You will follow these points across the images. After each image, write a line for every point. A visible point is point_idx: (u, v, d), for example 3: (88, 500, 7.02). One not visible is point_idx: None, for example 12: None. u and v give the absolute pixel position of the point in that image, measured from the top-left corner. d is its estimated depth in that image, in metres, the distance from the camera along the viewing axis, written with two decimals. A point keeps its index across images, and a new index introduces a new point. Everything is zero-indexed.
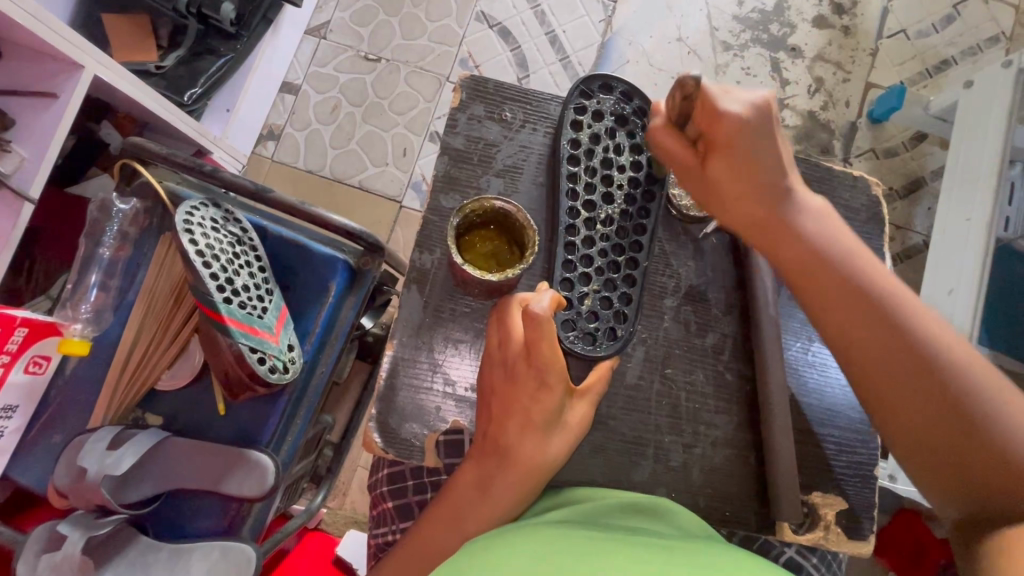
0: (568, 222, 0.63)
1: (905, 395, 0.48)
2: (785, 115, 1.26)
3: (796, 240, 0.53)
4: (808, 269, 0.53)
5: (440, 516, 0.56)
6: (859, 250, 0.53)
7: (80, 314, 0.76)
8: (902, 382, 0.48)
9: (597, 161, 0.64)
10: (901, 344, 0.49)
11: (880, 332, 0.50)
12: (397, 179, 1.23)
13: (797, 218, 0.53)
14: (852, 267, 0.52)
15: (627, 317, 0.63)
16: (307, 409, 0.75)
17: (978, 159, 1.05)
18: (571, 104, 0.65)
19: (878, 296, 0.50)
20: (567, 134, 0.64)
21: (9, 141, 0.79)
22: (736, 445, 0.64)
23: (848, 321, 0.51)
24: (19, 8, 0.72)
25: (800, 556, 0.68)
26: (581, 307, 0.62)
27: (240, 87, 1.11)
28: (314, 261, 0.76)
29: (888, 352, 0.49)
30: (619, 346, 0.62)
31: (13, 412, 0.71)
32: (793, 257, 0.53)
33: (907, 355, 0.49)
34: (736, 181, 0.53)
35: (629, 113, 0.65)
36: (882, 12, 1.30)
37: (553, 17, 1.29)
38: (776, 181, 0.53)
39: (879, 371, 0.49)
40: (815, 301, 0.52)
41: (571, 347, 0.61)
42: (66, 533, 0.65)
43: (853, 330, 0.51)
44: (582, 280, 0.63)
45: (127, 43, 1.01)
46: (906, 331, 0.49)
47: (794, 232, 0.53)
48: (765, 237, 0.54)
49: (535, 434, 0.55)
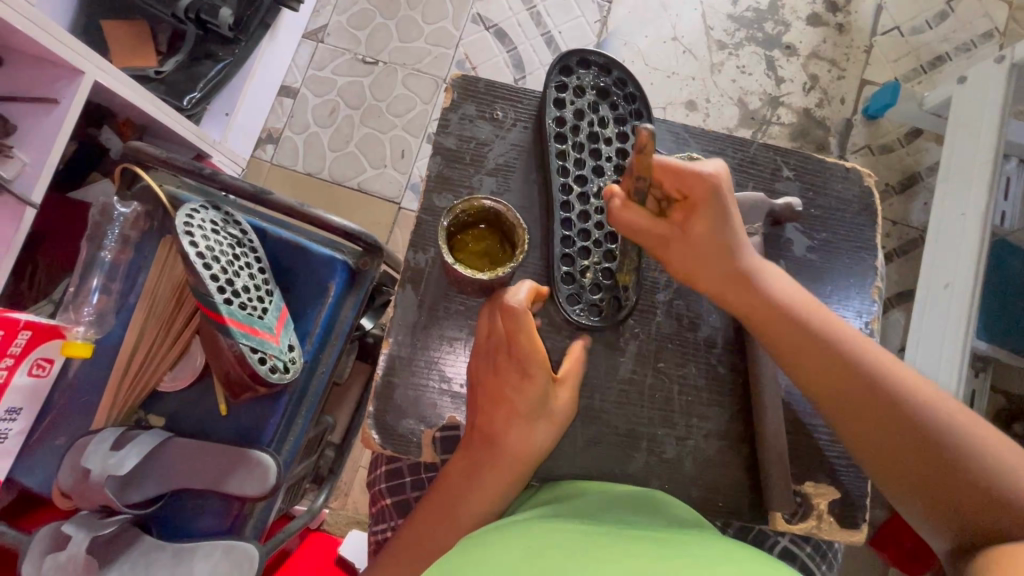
0: (561, 199, 0.64)
1: (880, 432, 0.52)
2: (780, 113, 1.27)
3: (758, 295, 0.56)
4: (771, 322, 0.56)
5: (434, 509, 0.57)
6: (813, 304, 0.56)
7: (82, 317, 0.78)
8: (867, 417, 0.52)
9: (584, 135, 0.65)
10: (868, 388, 0.53)
11: (851, 386, 0.53)
12: (395, 180, 1.24)
13: (764, 280, 0.56)
14: (820, 324, 0.55)
15: (627, 286, 0.65)
16: (308, 408, 0.75)
17: (971, 153, 1.05)
18: (551, 82, 0.65)
19: (829, 340, 0.54)
20: (551, 113, 0.65)
21: (12, 147, 0.80)
22: (729, 437, 0.64)
23: (816, 368, 0.54)
24: (20, 14, 0.73)
25: (794, 544, 0.68)
26: (583, 280, 0.64)
27: (238, 90, 1.12)
28: (312, 261, 0.77)
29: (856, 393, 0.53)
30: (623, 316, 0.64)
31: (17, 414, 0.72)
32: (767, 328, 0.56)
33: (884, 403, 0.52)
34: (714, 246, 0.56)
35: (609, 85, 0.66)
36: (876, 9, 1.31)
37: (550, 18, 1.29)
38: (738, 244, 0.56)
39: (850, 405, 0.53)
40: (783, 348, 0.56)
41: (580, 320, 0.64)
42: (71, 533, 0.66)
43: (826, 377, 0.54)
44: (582, 254, 0.64)
45: (128, 49, 1.02)
46: (864, 371, 0.53)
47: (757, 290, 0.56)
48: (734, 300, 0.57)
49: (521, 423, 0.56)
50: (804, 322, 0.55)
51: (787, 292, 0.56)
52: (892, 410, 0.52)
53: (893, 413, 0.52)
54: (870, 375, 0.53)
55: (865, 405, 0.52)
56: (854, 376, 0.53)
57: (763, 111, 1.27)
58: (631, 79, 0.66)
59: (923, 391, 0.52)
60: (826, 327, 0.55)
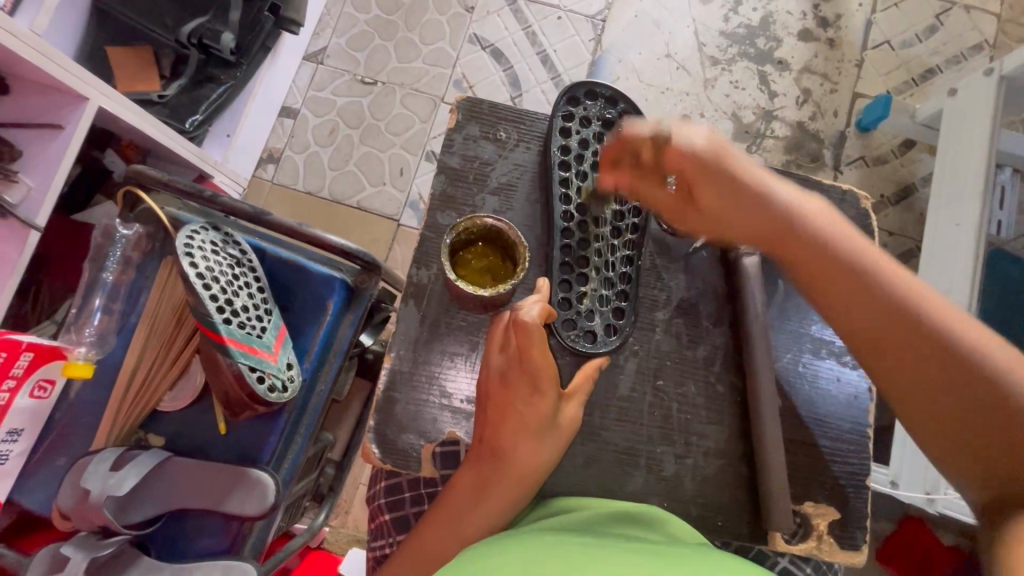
0: (562, 226, 0.65)
1: (922, 372, 0.49)
2: (774, 126, 1.29)
3: (800, 242, 0.54)
4: (819, 274, 0.53)
5: (439, 520, 0.57)
6: (858, 241, 0.54)
7: (84, 337, 0.78)
8: (907, 356, 0.50)
9: (587, 165, 0.66)
10: (912, 331, 0.50)
11: (890, 320, 0.50)
12: (394, 198, 1.26)
13: (805, 217, 0.54)
14: (864, 261, 0.52)
15: (625, 312, 0.65)
16: (306, 427, 0.76)
17: (963, 164, 1.07)
18: (560, 112, 0.67)
19: (870, 275, 0.52)
20: (557, 142, 0.66)
21: (17, 172, 0.82)
22: (727, 454, 0.64)
23: (855, 308, 0.52)
24: (25, 43, 0.75)
25: (794, 566, 0.68)
26: (580, 306, 0.65)
27: (239, 113, 1.15)
28: (311, 281, 0.78)
29: (892, 342, 0.50)
30: (618, 342, 0.65)
31: (18, 435, 0.72)
32: (813, 274, 0.54)
33: (947, 362, 0.48)
34: (730, 207, 0.55)
35: (615, 117, 0.68)
36: (867, 24, 1.33)
37: (545, 38, 1.32)
38: (768, 198, 0.54)
39: (887, 348, 0.51)
40: (821, 292, 0.54)
41: (574, 345, 0.64)
42: (69, 554, 0.66)
43: (864, 319, 0.52)
44: (580, 280, 0.65)
45: (129, 73, 1.05)
46: (913, 314, 0.50)
47: (802, 236, 0.54)
48: (784, 250, 0.55)
49: (530, 439, 0.57)
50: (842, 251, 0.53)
51: (834, 231, 0.54)
52: (932, 348, 0.49)
53: (945, 363, 0.48)
54: (918, 313, 0.50)
55: (907, 353, 0.50)
56: (895, 315, 0.50)
57: (758, 124, 1.29)
58: (637, 113, 0.68)
59: (989, 347, 0.48)
60: (874, 266, 0.52)
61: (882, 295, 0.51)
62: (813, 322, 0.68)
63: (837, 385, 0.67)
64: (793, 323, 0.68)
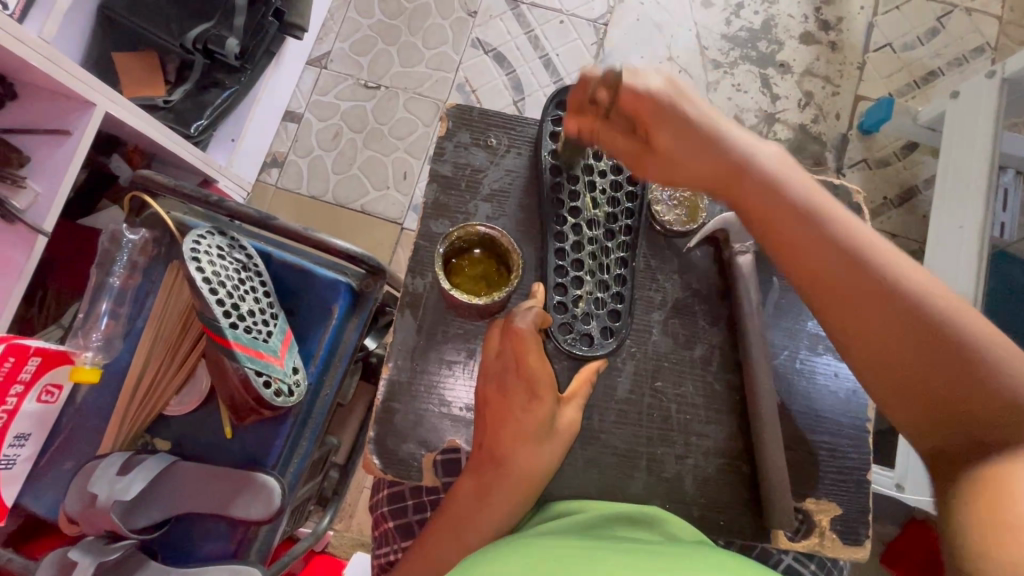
0: (555, 230, 0.66)
1: (867, 313, 0.47)
2: (776, 129, 1.29)
3: (750, 183, 0.52)
4: (768, 218, 0.52)
5: (442, 529, 0.57)
6: (811, 191, 0.52)
7: (90, 342, 0.79)
8: (860, 304, 0.47)
9: (580, 169, 0.67)
10: (865, 281, 0.47)
11: (835, 269, 0.49)
12: (399, 202, 1.26)
13: (754, 163, 0.52)
14: (814, 207, 0.51)
15: (620, 316, 0.66)
16: (312, 431, 0.76)
17: (966, 166, 1.07)
18: (548, 117, 0.67)
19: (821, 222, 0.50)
20: (546, 146, 0.67)
21: (25, 177, 0.82)
22: (727, 454, 0.64)
23: (808, 257, 0.50)
24: (33, 50, 0.76)
25: (798, 562, 0.68)
26: (576, 309, 0.65)
27: (243, 118, 1.15)
28: (317, 285, 0.78)
29: (850, 293, 0.48)
30: (613, 345, 0.65)
31: (26, 439, 0.72)
32: (764, 223, 0.52)
33: (900, 313, 0.46)
34: (683, 148, 0.53)
35: None
36: (868, 27, 1.33)
37: (547, 42, 1.33)
38: (718, 143, 0.53)
39: (844, 298, 0.48)
40: (774, 237, 0.52)
41: (571, 349, 0.64)
42: (77, 559, 0.65)
43: (813, 262, 0.50)
44: (575, 283, 0.65)
45: (138, 79, 1.05)
46: (868, 266, 0.48)
47: (751, 179, 0.52)
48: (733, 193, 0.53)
49: (530, 444, 0.57)
50: (803, 203, 0.51)
51: (786, 179, 0.52)
52: (887, 300, 0.46)
53: (900, 316, 0.46)
54: (872, 268, 0.48)
55: (861, 297, 0.47)
56: (848, 265, 0.48)
57: (761, 127, 1.29)
58: None
59: (946, 299, 0.46)
60: (828, 217, 0.50)
61: (837, 247, 0.49)
62: (808, 319, 0.68)
63: (835, 381, 0.67)
64: (788, 321, 0.68)
